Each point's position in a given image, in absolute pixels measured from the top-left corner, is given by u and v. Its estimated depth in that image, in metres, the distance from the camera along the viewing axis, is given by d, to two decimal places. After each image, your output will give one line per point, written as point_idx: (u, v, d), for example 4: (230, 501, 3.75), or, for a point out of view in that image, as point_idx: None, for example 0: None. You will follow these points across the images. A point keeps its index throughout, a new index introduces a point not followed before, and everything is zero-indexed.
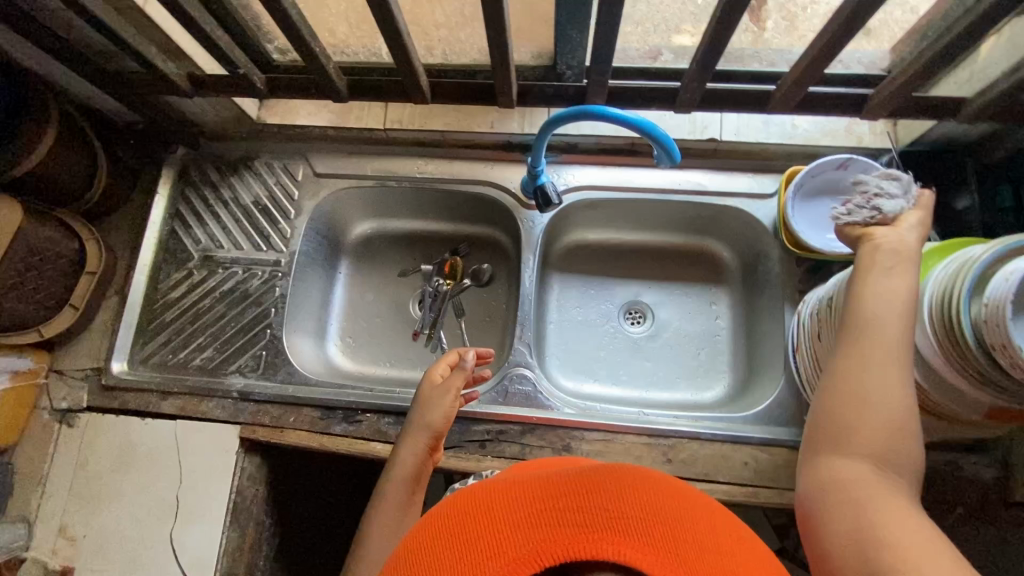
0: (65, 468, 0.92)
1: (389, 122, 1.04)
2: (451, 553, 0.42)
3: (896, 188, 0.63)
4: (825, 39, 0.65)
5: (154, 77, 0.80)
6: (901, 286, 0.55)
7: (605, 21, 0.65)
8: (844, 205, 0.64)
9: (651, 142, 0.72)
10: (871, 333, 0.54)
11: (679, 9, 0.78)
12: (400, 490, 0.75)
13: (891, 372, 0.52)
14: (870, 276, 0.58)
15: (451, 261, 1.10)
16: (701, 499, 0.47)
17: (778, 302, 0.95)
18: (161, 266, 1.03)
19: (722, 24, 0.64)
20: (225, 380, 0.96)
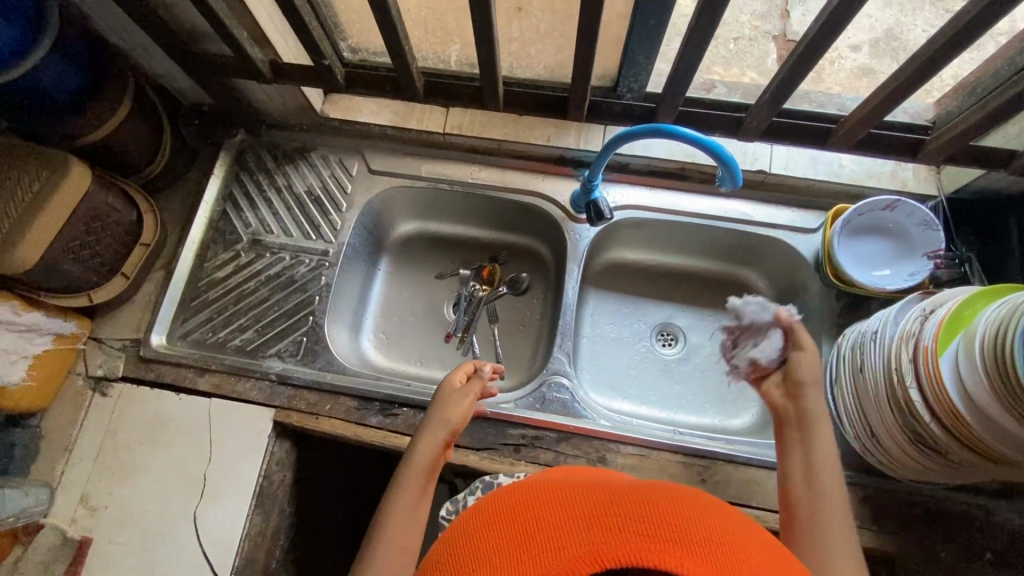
0: (94, 437, 0.92)
1: (448, 127, 1.05)
2: (512, 542, 0.42)
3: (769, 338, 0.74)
4: (891, 87, 0.67)
5: (240, 61, 0.84)
6: (821, 455, 0.66)
7: (689, 48, 0.68)
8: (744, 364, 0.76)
9: (716, 162, 0.75)
10: (814, 514, 0.61)
11: (714, 54, 0.95)
12: (413, 487, 0.73)
13: (848, 545, 0.59)
14: (791, 450, 0.68)
15: (491, 266, 1.13)
16: (757, 530, 0.45)
17: (816, 335, 0.97)
18: (208, 245, 1.04)
19: (803, 58, 0.66)
20: (264, 362, 0.96)
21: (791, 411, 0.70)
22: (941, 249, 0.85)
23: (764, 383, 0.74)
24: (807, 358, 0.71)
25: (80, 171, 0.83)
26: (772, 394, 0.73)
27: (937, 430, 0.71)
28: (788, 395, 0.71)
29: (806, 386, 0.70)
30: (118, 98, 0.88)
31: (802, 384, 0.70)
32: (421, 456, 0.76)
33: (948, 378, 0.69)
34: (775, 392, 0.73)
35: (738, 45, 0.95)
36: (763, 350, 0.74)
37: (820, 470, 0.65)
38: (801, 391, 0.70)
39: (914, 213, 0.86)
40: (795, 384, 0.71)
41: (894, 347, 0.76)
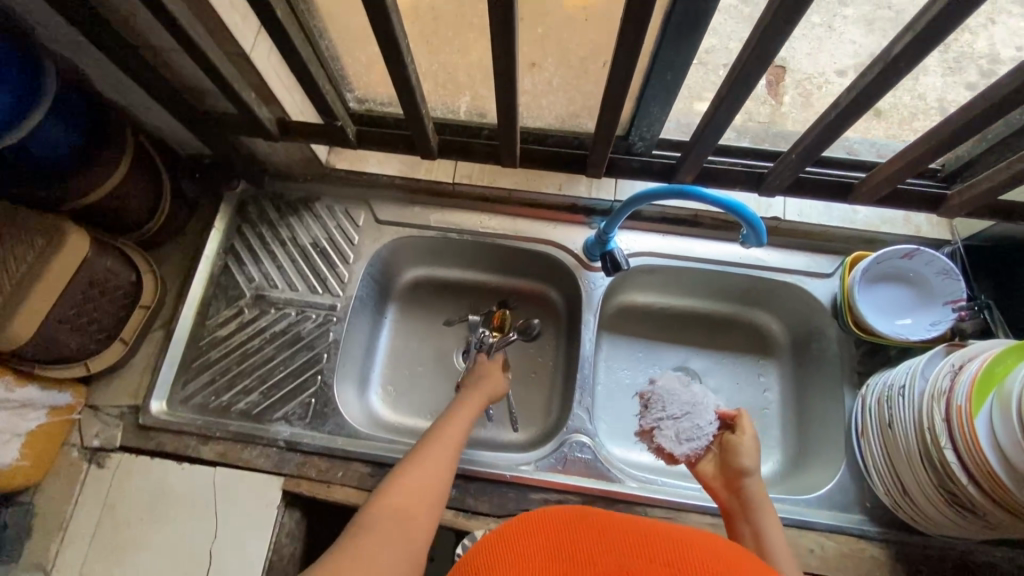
0: (90, 513, 0.87)
1: (458, 176, 1.04)
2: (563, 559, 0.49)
3: (696, 423, 0.75)
4: (916, 151, 0.66)
5: (246, 120, 0.81)
6: (765, 530, 0.68)
7: (713, 120, 0.66)
8: (665, 440, 0.76)
9: (739, 222, 0.74)
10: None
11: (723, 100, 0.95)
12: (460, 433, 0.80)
13: None
14: (738, 524, 0.71)
15: (501, 313, 1.08)
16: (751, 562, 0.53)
17: (837, 382, 0.95)
18: (209, 301, 1.00)
19: (824, 134, 0.64)
20: (271, 427, 0.92)
21: (735, 503, 0.72)
22: (963, 299, 0.85)
23: (709, 472, 0.76)
24: (747, 444, 0.74)
25: (77, 236, 0.79)
26: (716, 483, 0.75)
27: (975, 492, 0.69)
28: (732, 487, 0.73)
29: (749, 478, 0.72)
30: (117, 157, 0.85)
31: (745, 474, 0.72)
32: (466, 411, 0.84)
33: (985, 439, 0.67)
34: (722, 486, 0.74)
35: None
36: (689, 428, 0.75)
37: (765, 542, 0.67)
38: (745, 481, 0.72)
39: (934, 262, 0.85)
40: (737, 476, 0.73)
41: (924, 404, 0.75)
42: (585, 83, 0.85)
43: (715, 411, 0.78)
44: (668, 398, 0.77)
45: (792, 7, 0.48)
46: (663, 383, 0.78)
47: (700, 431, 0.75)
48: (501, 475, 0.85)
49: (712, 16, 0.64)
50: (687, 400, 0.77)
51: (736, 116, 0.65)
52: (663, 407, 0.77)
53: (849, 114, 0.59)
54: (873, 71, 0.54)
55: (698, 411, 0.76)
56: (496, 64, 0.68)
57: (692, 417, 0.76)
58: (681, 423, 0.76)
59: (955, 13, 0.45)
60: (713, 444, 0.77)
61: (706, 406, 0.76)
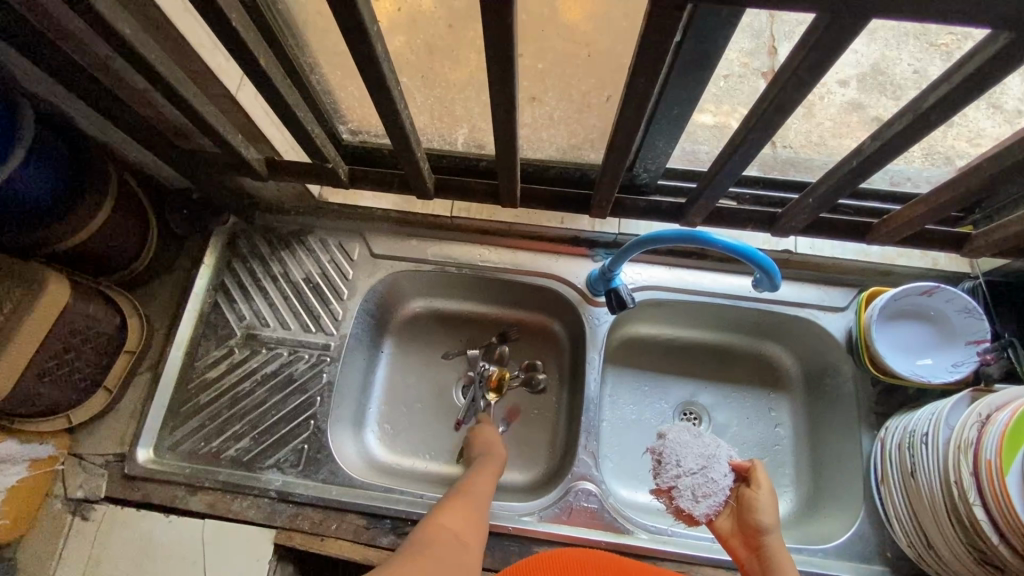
0: (74, 568, 0.82)
1: (456, 210, 1.00)
2: None
3: (714, 477, 0.72)
4: (942, 197, 0.62)
5: (234, 161, 0.78)
6: None
7: (726, 163, 0.63)
8: (686, 498, 0.72)
9: (751, 266, 0.70)
10: None
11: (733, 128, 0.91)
12: (486, 490, 0.80)
13: None
14: None
15: (501, 372, 1.05)
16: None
17: (853, 421, 0.91)
18: (198, 341, 0.96)
19: (844, 180, 0.60)
20: (262, 476, 0.88)
21: (755, 565, 0.68)
22: (987, 339, 0.80)
23: (726, 532, 0.72)
24: (763, 499, 0.70)
25: (58, 283, 0.76)
26: (736, 541, 0.71)
27: (1007, 552, 0.64)
28: (751, 546, 0.69)
29: (766, 534, 0.68)
30: (98, 198, 0.82)
31: (763, 531, 0.69)
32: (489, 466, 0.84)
33: (1017, 496, 0.63)
34: (743, 544, 0.71)
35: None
36: (705, 482, 0.72)
37: None
38: (762, 537, 0.68)
39: (955, 299, 0.81)
40: (755, 532, 0.69)
41: (950, 453, 0.71)
42: (588, 116, 0.81)
43: (729, 462, 0.74)
44: (680, 453, 0.74)
45: (819, 58, 0.44)
46: (673, 436, 0.76)
47: (715, 485, 0.72)
48: (503, 526, 0.81)
49: (725, 51, 0.60)
50: (700, 452, 0.74)
51: (751, 160, 0.61)
52: (677, 464, 0.74)
53: (873, 161, 0.56)
54: (902, 120, 0.50)
55: (711, 463, 0.73)
56: (496, 105, 0.64)
57: (707, 471, 0.73)
58: (699, 480, 0.72)
59: (997, 67, 0.42)
60: (730, 499, 0.73)
61: (718, 457, 0.73)
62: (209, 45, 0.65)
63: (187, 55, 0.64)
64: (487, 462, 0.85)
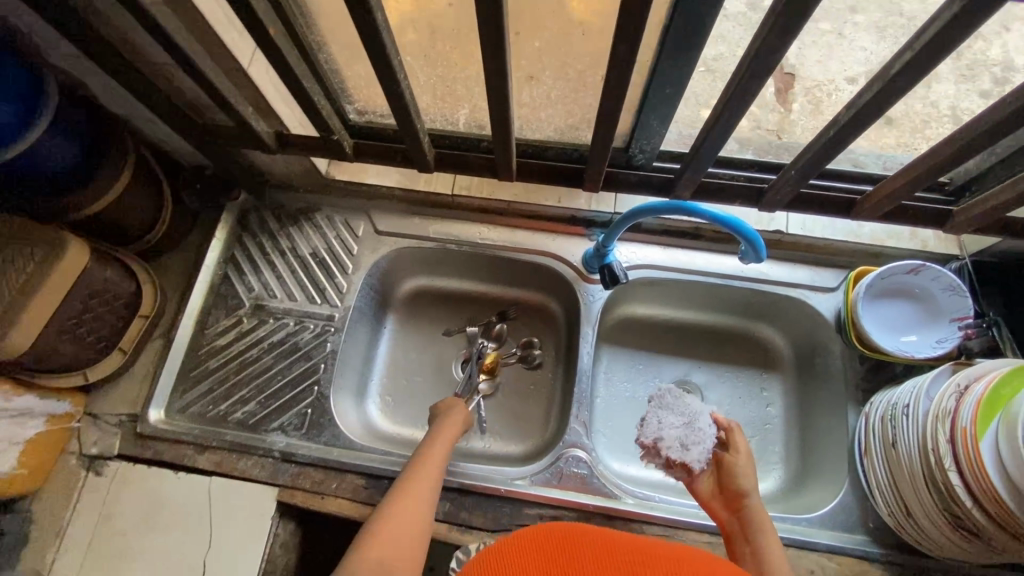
0: (87, 520, 0.87)
1: (457, 189, 1.04)
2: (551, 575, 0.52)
3: (700, 426, 0.75)
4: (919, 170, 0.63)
5: (246, 134, 0.82)
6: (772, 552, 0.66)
7: (710, 137, 0.65)
8: (677, 450, 0.74)
9: (737, 237, 0.72)
10: None
11: None
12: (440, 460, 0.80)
13: None
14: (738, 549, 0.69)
15: (490, 355, 1.06)
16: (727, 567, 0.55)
17: (840, 398, 0.94)
18: (209, 310, 1.01)
19: (822, 152, 0.63)
20: (267, 438, 0.92)
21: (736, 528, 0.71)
22: (970, 316, 0.82)
23: (704, 496, 0.75)
24: (742, 462, 0.73)
25: (78, 249, 0.80)
26: (715, 503, 0.74)
27: (981, 516, 0.67)
28: (732, 508, 0.72)
29: (748, 495, 0.71)
30: (116, 169, 0.86)
31: (744, 494, 0.71)
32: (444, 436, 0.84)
33: (990, 463, 0.65)
34: (725, 505, 0.73)
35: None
36: (692, 433, 0.74)
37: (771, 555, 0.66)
38: (744, 500, 0.71)
39: (941, 277, 0.83)
40: (736, 494, 0.72)
41: (928, 424, 0.73)
42: (583, 95, 0.84)
43: (711, 418, 0.77)
44: (663, 411, 0.77)
45: (788, 24, 0.47)
46: (657, 399, 0.79)
47: (703, 435, 0.74)
48: (494, 488, 0.84)
49: (712, 29, 0.63)
50: (682, 407, 0.77)
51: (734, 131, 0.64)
52: (665, 421, 0.76)
53: (849, 131, 0.58)
54: (871, 89, 0.53)
55: (695, 416, 0.76)
56: (492, 78, 0.68)
57: (691, 424, 0.75)
58: (688, 431, 0.74)
59: (953, 32, 0.45)
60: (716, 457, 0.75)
61: (700, 410, 0.76)
62: (224, 19, 0.69)
63: (202, 29, 0.68)
64: (438, 433, 0.84)
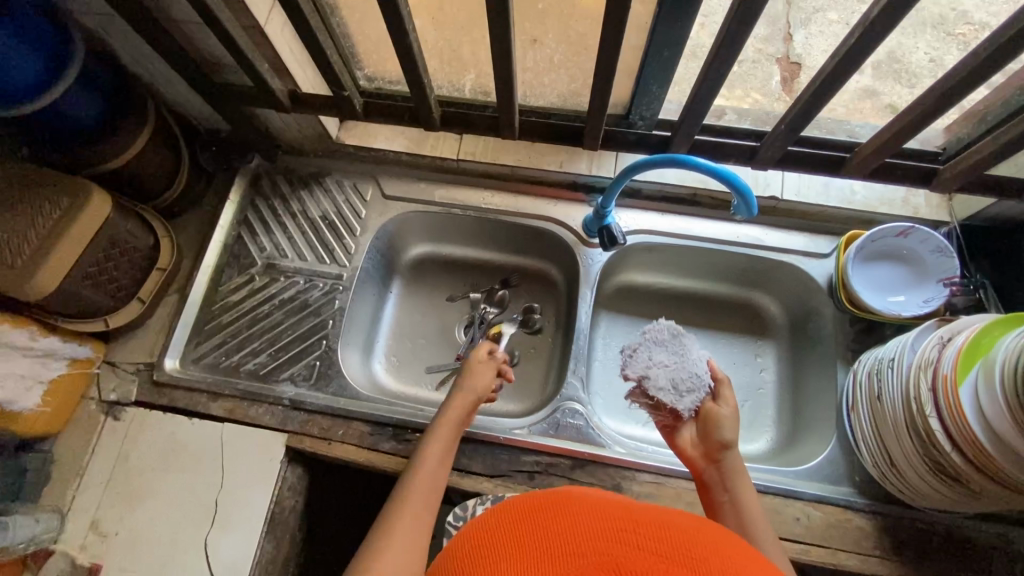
0: (105, 462, 0.91)
1: (462, 153, 1.08)
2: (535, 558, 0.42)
3: (693, 370, 0.77)
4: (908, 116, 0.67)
5: (262, 92, 0.86)
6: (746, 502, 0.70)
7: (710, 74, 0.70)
8: (666, 389, 0.76)
9: (730, 191, 0.75)
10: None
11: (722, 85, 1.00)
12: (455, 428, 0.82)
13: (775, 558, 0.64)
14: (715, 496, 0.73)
15: (501, 325, 1.10)
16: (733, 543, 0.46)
17: (831, 360, 0.96)
18: (223, 268, 1.05)
19: (820, 90, 0.68)
20: (277, 387, 0.96)
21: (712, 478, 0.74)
22: (956, 276, 0.86)
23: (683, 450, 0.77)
24: (728, 414, 0.75)
25: (100, 198, 0.84)
26: (694, 453, 0.76)
27: (959, 460, 0.70)
28: (710, 458, 0.75)
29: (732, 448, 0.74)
30: (138, 126, 0.90)
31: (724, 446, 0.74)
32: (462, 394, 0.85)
33: (969, 408, 0.68)
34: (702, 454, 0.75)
35: (742, 68, 1.01)
36: (685, 377, 0.77)
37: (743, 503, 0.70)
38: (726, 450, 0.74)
39: (929, 239, 0.86)
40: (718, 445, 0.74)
41: (911, 375, 0.76)
42: (584, 59, 0.87)
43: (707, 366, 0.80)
44: (658, 348, 0.79)
45: None
46: (652, 336, 0.80)
47: (695, 381, 0.77)
48: (493, 435, 0.88)
49: None
50: (674, 350, 0.79)
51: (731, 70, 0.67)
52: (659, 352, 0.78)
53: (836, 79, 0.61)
54: None
55: (687, 361, 0.78)
56: (497, 33, 0.71)
57: (684, 360, 0.78)
58: (680, 374, 0.77)
59: None
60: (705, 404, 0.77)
61: (695, 357, 0.79)
62: None
63: None
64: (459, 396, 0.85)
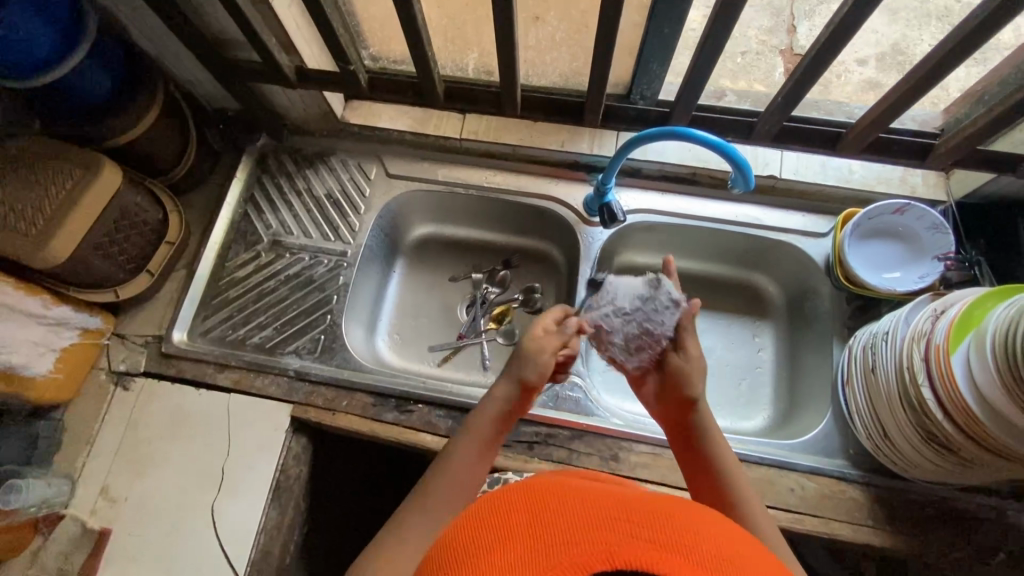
0: (114, 430, 0.93)
1: (465, 133, 1.09)
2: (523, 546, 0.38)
3: (653, 321, 0.76)
4: (911, 79, 0.70)
5: (270, 67, 0.88)
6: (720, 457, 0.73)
7: (712, 33, 0.71)
8: (618, 338, 0.77)
9: (728, 163, 0.76)
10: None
11: (723, 71, 1.02)
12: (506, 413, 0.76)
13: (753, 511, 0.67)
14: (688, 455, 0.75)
15: (503, 305, 1.12)
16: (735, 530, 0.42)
17: (827, 337, 0.98)
18: (230, 245, 1.07)
19: (820, 55, 0.70)
20: (283, 359, 0.98)
21: (684, 437, 0.76)
22: (952, 251, 0.87)
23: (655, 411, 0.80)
24: (688, 368, 0.75)
25: (111, 171, 0.86)
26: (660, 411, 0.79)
27: (950, 428, 0.72)
28: (680, 419, 0.76)
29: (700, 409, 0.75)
30: (149, 101, 0.92)
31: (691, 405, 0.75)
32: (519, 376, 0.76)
33: (961, 377, 0.69)
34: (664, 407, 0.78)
35: (745, 59, 1.04)
36: (639, 330, 0.76)
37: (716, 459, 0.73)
38: (691, 411, 0.75)
39: (926, 216, 0.87)
40: (684, 405, 0.76)
41: (905, 347, 0.77)
42: (586, 37, 0.88)
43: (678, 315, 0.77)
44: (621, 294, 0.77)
45: None
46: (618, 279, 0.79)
47: (653, 334, 0.76)
48: None
49: None
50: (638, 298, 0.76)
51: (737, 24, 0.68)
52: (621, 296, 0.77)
53: None
54: None
55: (650, 312, 0.76)
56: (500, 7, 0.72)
57: (647, 306, 0.76)
58: (636, 326, 0.76)
59: None
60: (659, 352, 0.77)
61: (664, 306, 0.76)
62: None
63: None
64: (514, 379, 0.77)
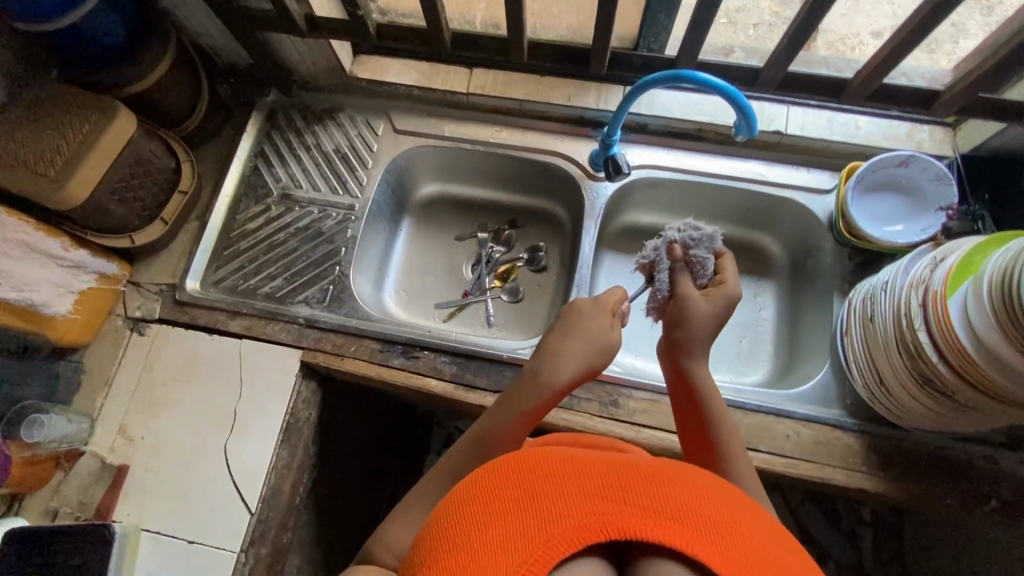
0: (131, 372, 0.97)
1: (472, 87, 1.09)
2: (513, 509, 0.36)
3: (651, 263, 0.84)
4: (919, 16, 0.70)
5: (280, 15, 0.89)
6: (716, 423, 0.72)
7: None
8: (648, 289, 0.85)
9: (735, 111, 0.77)
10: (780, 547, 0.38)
11: (732, 35, 1.03)
12: (544, 394, 0.72)
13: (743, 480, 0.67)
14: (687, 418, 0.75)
15: (508, 264, 1.14)
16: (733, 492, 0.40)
17: (828, 292, 0.98)
18: (241, 198, 1.09)
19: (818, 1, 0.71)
20: (293, 308, 1.00)
21: (686, 402, 0.75)
22: (955, 203, 0.88)
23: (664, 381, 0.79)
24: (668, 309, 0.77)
25: (125, 121, 0.87)
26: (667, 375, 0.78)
27: (945, 371, 0.73)
28: (681, 384, 0.76)
29: (697, 378, 0.74)
30: (161, 49, 0.94)
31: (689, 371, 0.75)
32: (563, 354, 0.73)
33: (957, 320, 0.70)
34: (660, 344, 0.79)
35: (757, 31, 1.03)
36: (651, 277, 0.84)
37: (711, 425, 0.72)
38: (689, 376, 0.75)
39: (927, 167, 0.88)
40: (680, 374, 0.75)
41: (905, 293, 0.78)
42: None
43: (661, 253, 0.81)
44: None
45: None
46: None
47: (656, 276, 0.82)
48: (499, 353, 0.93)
49: None
50: None
51: None
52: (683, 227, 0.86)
53: None
54: None
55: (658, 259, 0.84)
56: None
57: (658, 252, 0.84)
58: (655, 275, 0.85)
59: None
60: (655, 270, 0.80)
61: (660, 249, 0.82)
62: None
63: None
64: (556, 360, 0.73)
